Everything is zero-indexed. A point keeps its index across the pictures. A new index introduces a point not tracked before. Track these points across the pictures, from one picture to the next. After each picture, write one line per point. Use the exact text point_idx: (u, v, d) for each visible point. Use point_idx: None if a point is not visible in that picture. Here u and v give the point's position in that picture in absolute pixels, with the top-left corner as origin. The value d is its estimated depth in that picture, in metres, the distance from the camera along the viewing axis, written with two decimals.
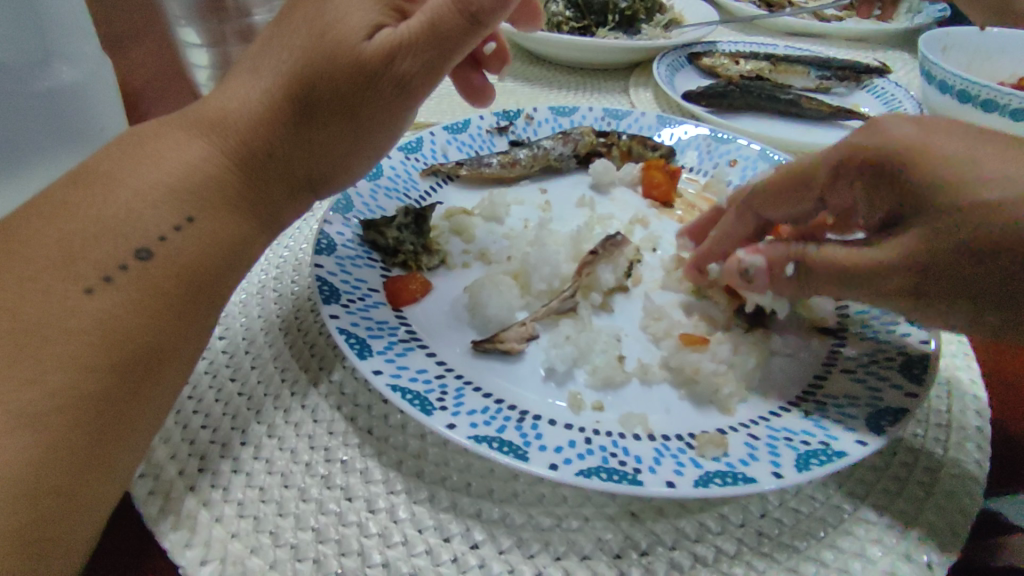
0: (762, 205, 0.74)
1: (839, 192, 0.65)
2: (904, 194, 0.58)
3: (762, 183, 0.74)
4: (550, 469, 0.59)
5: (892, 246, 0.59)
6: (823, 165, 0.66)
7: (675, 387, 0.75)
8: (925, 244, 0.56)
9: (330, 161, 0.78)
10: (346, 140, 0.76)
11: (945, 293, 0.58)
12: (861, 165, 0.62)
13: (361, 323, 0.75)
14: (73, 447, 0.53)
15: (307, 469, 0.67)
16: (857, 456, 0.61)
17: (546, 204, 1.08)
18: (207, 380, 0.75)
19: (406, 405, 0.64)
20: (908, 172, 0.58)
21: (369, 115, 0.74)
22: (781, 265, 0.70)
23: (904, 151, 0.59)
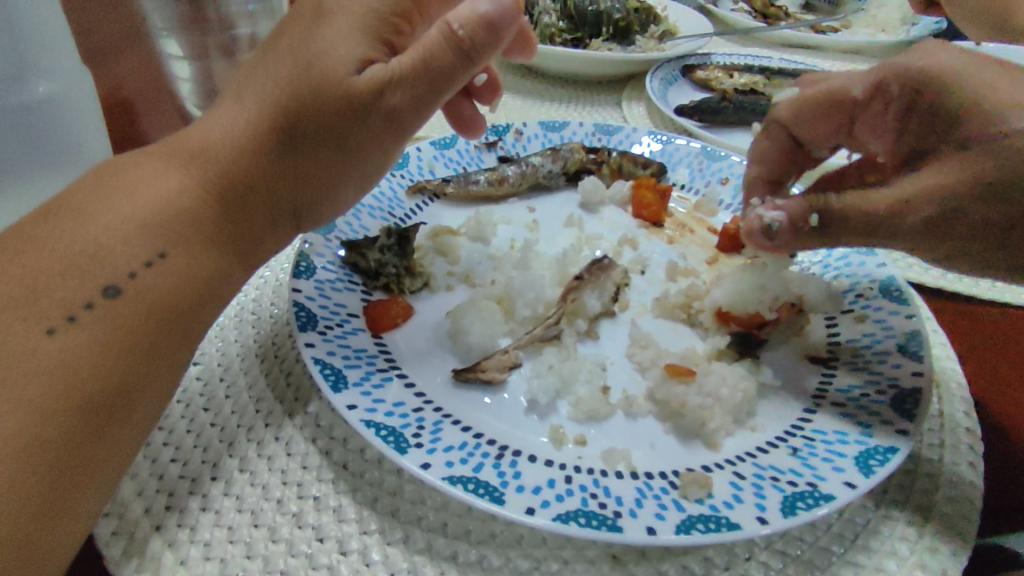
0: (805, 117, 0.83)
1: (870, 117, 0.73)
2: (936, 119, 0.64)
3: (807, 100, 0.81)
4: (527, 514, 0.57)
5: (904, 191, 0.65)
6: (862, 86, 0.73)
7: (660, 420, 0.73)
8: (962, 173, 0.62)
9: (314, 193, 0.76)
10: (331, 172, 0.74)
11: (974, 222, 0.63)
12: (901, 88, 0.67)
13: (338, 352, 0.73)
14: (28, 495, 0.51)
15: (279, 506, 0.65)
16: (845, 500, 0.59)
17: (533, 223, 1.06)
18: (180, 410, 0.73)
19: (379, 443, 0.62)
20: (939, 99, 0.64)
21: (356, 147, 0.72)
22: (804, 218, 0.71)
23: (937, 75, 0.65)
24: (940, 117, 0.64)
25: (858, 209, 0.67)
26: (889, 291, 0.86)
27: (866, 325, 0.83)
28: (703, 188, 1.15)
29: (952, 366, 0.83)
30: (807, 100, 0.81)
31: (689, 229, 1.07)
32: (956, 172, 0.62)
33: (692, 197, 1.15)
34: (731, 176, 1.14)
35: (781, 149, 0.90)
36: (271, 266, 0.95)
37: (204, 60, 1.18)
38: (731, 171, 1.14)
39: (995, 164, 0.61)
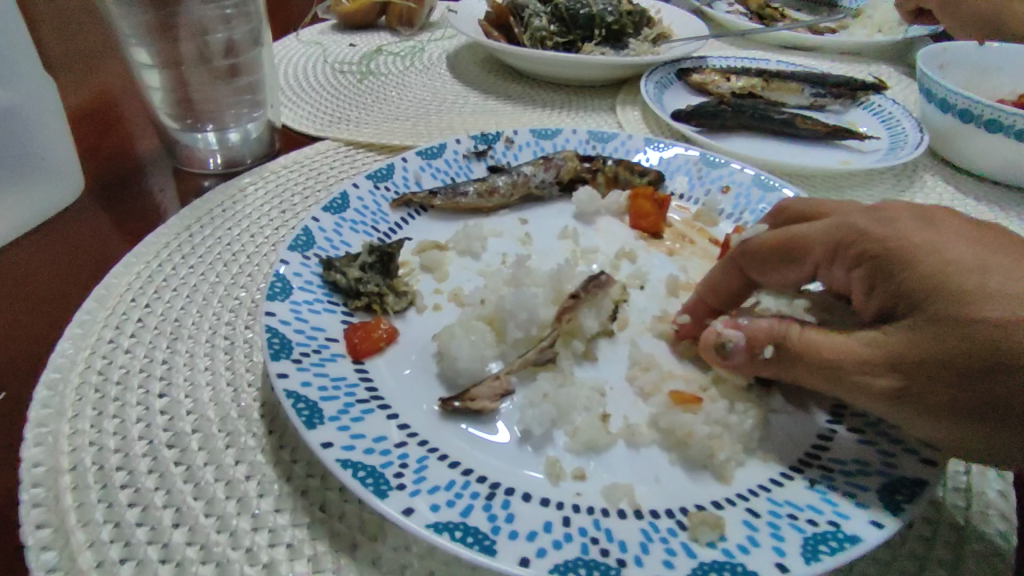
0: (750, 264, 0.73)
1: (837, 274, 0.65)
2: (900, 296, 0.57)
3: (754, 241, 0.72)
4: (520, 566, 0.51)
5: (874, 340, 0.58)
6: (819, 242, 0.66)
7: (665, 450, 0.67)
8: (923, 342, 0.54)
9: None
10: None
11: (959, 405, 0.54)
12: (862, 252, 0.61)
13: (313, 383, 0.67)
14: None
15: (248, 556, 0.58)
16: (871, 543, 0.54)
17: (525, 236, 1.00)
18: (142, 447, 0.67)
19: (356, 486, 0.56)
20: (904, 273, 0.57)
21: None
22: (760, 346, 0.66)
23: (904, 249, 0.58)
24: (907, 291, 0.57)
25: (821, 346, 0.61)
26: None
27: None
28: (703, 197, 1.10)
29: None
30: (768, 237, 0.71)
31: (689, 240, 1.02)
32: (923, 339, 0.54)
33: (691, 206, 1.09)
34: (733, 183, 1.08)
35: (732, 298, 0.78)
36: (247, 287, 0.90)
37: (176, 66, 1.09)
38: (732, 178, 1.09)
39: (961, 344, 0.52)
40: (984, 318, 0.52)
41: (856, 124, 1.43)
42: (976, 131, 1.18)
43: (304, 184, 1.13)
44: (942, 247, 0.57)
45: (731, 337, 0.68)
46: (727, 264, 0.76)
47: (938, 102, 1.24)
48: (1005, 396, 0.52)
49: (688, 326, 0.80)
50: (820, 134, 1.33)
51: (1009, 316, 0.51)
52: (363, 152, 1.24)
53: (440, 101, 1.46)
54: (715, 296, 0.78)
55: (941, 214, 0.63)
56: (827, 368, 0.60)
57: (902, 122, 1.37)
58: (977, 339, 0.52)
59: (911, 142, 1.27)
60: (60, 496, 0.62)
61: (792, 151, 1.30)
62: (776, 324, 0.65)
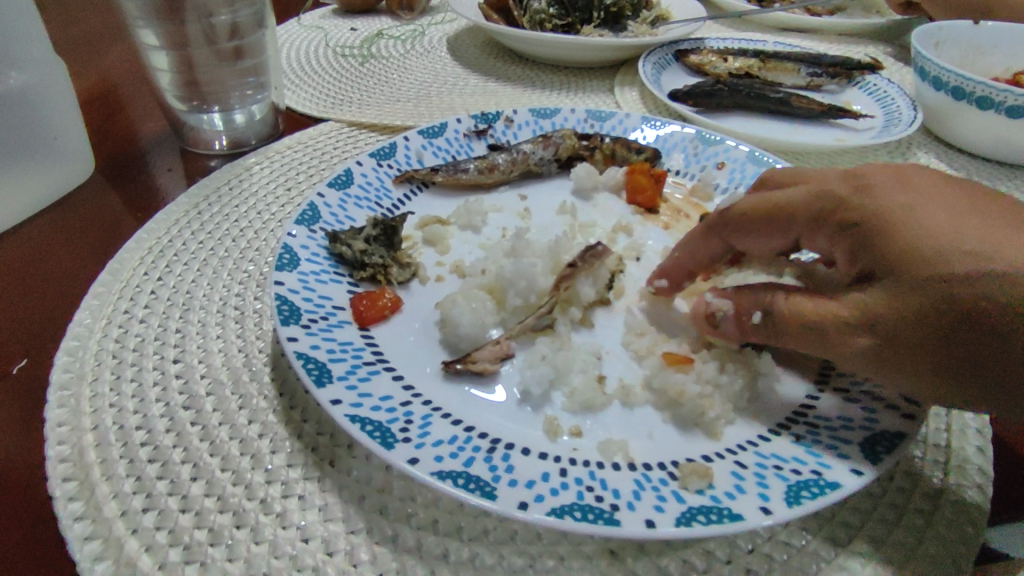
0: (733, 233, 0.74)
1: (818, 240, 0.66)
2: (877, 260, 0.59)
3: (735, 211, 0.73)
4: (519, 509, 0.54)
5: (854, 305, 0.60)
6: (800, 211, 0.67)
7: (659, 409, 0.70)
8: (898, 305, 0.56)
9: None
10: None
11: (934, 364, 0.57)
12: (842, 220, 0.63)
13: (322, 346, 0.70)
14: None
15: (262, 506, 0.62)
16: (851, 489, 0.57)
17: (524, 211, 1.03)
18: (160, 409, 0.71)
19: (364, 438, 0.59)
20: (881, 238, 0.59)
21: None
22: (747, 313, 0.69)
23: (882, 215, 0.60)
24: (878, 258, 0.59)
25: (802, 309, 0.64)
26: None
27: None
28: (699, 173, 1.12)
29: None
30: (751, 204, 0.71)
31: (684, 215, 1.05)
32: (898, 301, 0.57)
33: (687, 182, 1.12)
34: (728, 160, 1.11)
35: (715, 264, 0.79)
36: (255, 260, 0.93)
37: (183, 48, 1.11)
38: (727, 155, 1.11)
39: (934, 305, 0.55)
40: (954, 279, 0.54)
41: (852, 104, 1.45)
42: (968, 108, 1.21)
43: (309, 163, 1.15)
44: (914, 211, 0.60)
45: (720, 307, 0.72)
46: (709, 234, 0.77)
47: (931, 80, 1.26)
48: (978, 352, 0.54)
49: (668, 289, 0.83)
50: (816, 113, 1.35)
51: (979, 276, 0.54)
52: (365, 132, 1.26)
53: (441, 83, 1.48)
54: (700, 266, 0.79)
55: (916, 178, 0.65)
56: (810, 333, 0.63)
57: (896, 100, 1.39)
58: (949, 301, 0.54)
59: (905, 120, 1.29)
60: (83, 453, 0.65)
61: (787, 130, 1.32)
62: (761, 294, 0.68)
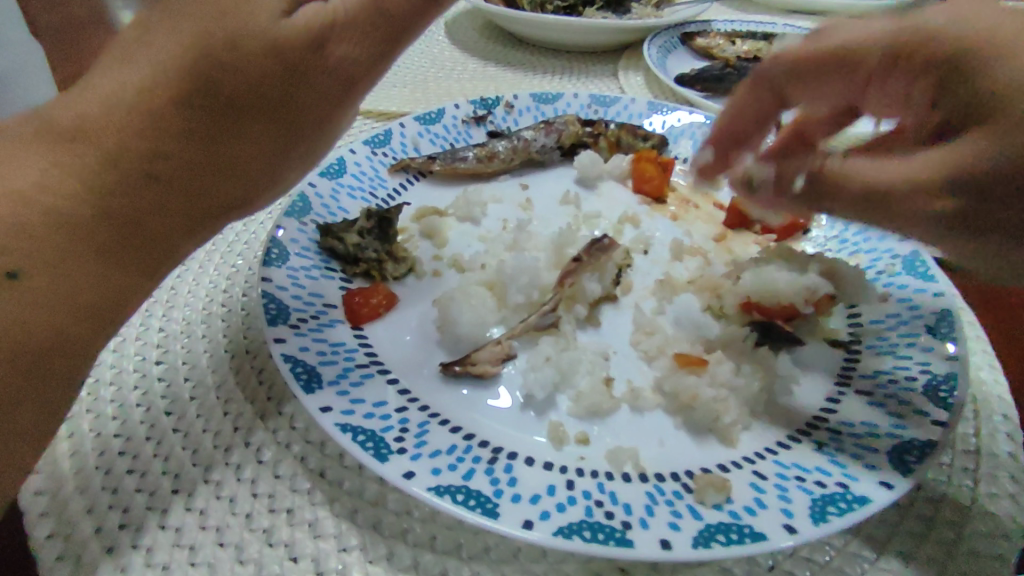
0: (790, 80, 0.62)
1: (895, 84, 0.54)
2: (976, 98, 0.48)
3: (796, 53, 0.61)
4: (523, 529, 0.50)
5: (938, 158, 0.49)
6: (876, 48, 0.54)
7: (670, 414, 0.66)
8: (998, 149, 0.46)
9: (227, 190, 0.62)
10: (261, 187, 0.65)
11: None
12: (927, 58, 0.51)
13: (311, 348, 0.66)
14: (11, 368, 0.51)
15: (247, 522, 0.58)
16: (880, 505, 0.53)
17: (526, 202, 0.98)
18: (140, 415, 0.66)
19: (356, 450, 0.55)
20: (987, 71, 0.48)
21: (307, 155, 0.67)
22: (791, 179, 0.63)
23: (987, 42, 0.48)
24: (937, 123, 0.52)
25: (862, 173, 0.56)
26: (913, 266, 0.81)
27: (889, 305, 0.77)
28: None
29: (984, 347, 0.75)
30: (790, 60, 0.61)
31: (694, 205, 1.00)
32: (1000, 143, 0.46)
33: None
34: None
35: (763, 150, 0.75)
36: (244, 254, 0.88)
37: None
38: None
39: None
40: None
41: None
42: None
43: None
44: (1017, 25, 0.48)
45: (760, 172, 0.68)
46: (761, 85, 0.65)
47: None
48: None
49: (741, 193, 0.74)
50: None
51: None
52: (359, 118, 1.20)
53: (439, 68, 1.42)
54: (747, 156, 0.72)
55: None
56: (870, 201, 0.54)
57: None
58: None
59: None
60: (57, 463, 0.61)
61: None
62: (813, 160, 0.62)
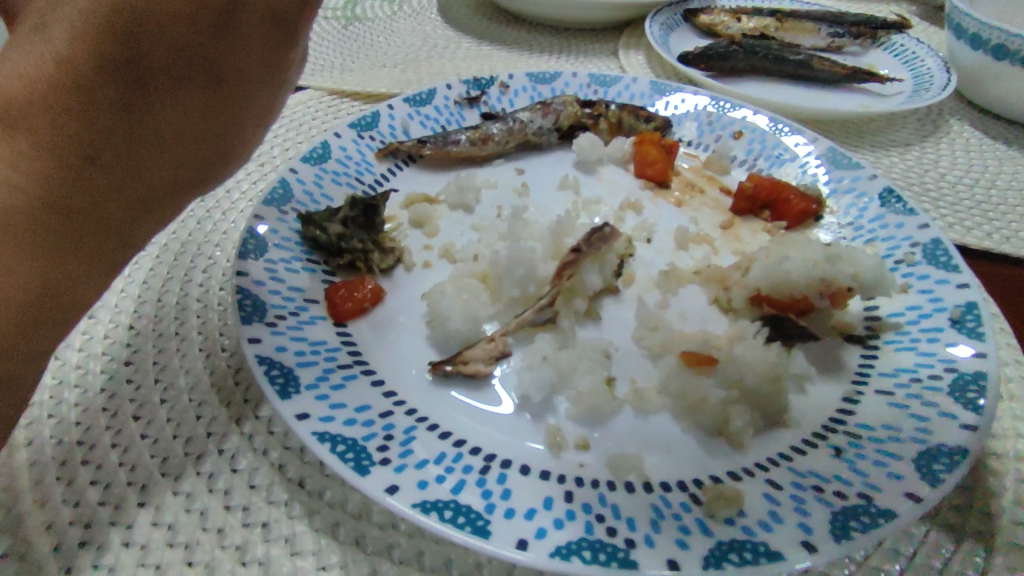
0: None
1: None
2: None
3: None
4: (517, 550, 0.46)
5: None
6: None
7: (676, 417, 0.61)
8: None
9: (176, 164, 0.57)
10: (215, 160, 0.60)
11: None
12: None
13: (289, 348, 0.61)
14: None
15: (219, 538, 0.53)
16: (907, 519, 0.48)
17: (522, 187, 0.93)
18: (106, 420, 0.61)
19: (334, 462, 0.50)
20: None
21: (259, 116, 0.62)
22: None
23: None
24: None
25: None
26: (935, 255, 0.76)
27: (909, 298, 0.72)
28: (714, 143, 1.02)
29: (1010, 341, 0.71)
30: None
31: (699, 189, 0.95)
32: None
33: (701, 153, 1.01)
34: (745, 128, 1.00)
35: None
36: (222, 245, 0.83)
37: None
38: (745, 124, 1.00)
39: None
40: None
41: (877, 67, 1.33)
42: (1010, 69, 1.10)
43: (284, 135, 1.03)
44: None
45: None
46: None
47: (968, 39, 1.15)
48: None
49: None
50: (838, 76, 1.23)
51: None
52: (347, 100, 1.14)
53: (431, 47, 1.36)
54: None
55: None
56: None
57: (926, 62, 1.27)
58: None
59: (938, 84, 1.18)
60: (15, 475, 0.57)
61: (808, 96, 1.21)
62: None
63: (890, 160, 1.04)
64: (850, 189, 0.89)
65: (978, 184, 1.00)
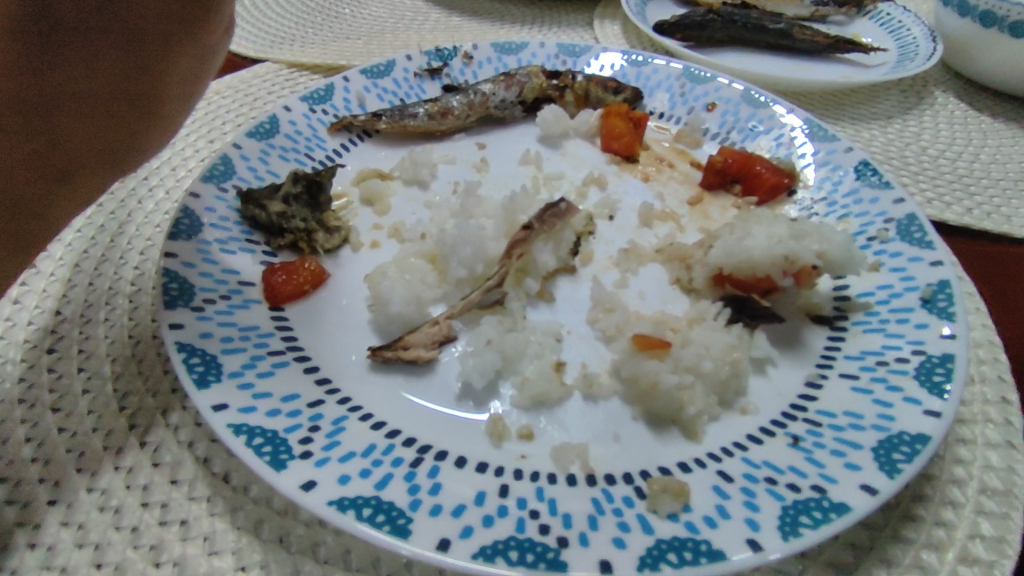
0: None
1: None
2: None
3: None
4: (438, 550, 0.42)
5: None
6: None
7: (627, 403, 0.58)
8: None
9: (94, 139, 0.50)
10: (141, 131, 0.52)
11: None
12: None
13: (215, 334, 0.57)
14: None
15: (132, 537, 0.50)
16: (861, 512, 0.45)
17: (481, 162, 0.88)
18: (21, 412, 0.58)
19: (249, 457, 0.47)
20: None
21: (188, 78, 0.53)
22: None
23: None
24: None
25: None
26: (909, 231, 0.72)
27: (880, 276, 0.69)
28: (686, 116, 0.97)
29: (983, 321, 0.67)
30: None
31: (668, 164, 0.90)
32: None
33: (672, 127, 0.97)
34: (719, 100, 0.95)
35: None
36: (161, 225, 0.78)
37: None
38: (718, 95, 0.95)
39: None
40: None
41: (861, 36, 1.27)
42: (998, 37, 1.05)
43: (235, 109, 0.98)
44: None
45: None
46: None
47: (956, 5, 1.10)
48: None
49: None
50: (820, 46, 1.18)
51: None
52: (304, 72, 1.09)
53: (398, 18, 1.30)
54: None
55: None
56: None
57: (912, 30, 1.21)
58: None
59: (924, 53, 1.13)
60: None
61: (788, 67, 1.16)
62: None
63: (870, 134, 0.99)
64: (825, 162, 0.85)
65: (960, 157, 0.95)
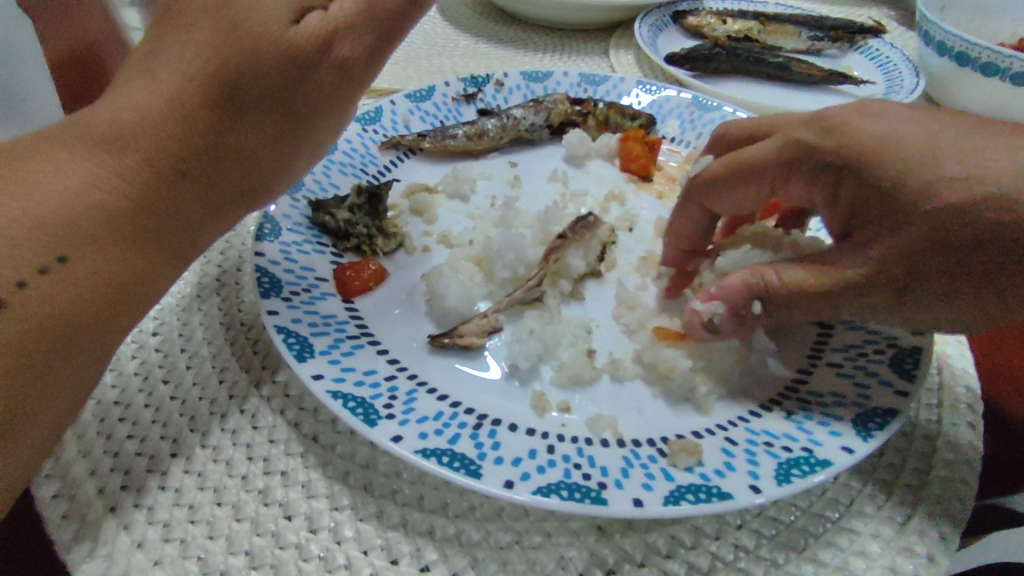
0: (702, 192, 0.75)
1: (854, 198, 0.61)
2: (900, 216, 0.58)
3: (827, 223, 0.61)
4: (504, 488, 0.53)
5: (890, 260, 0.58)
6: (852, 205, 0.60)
7: (649, 384, 0.69)
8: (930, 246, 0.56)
9: (240, 177, 0.70)
10: (272, 175, 0.73)
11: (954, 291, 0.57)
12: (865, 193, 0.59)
13: (303, 320, 0.68)
14: (95, 309, 0.59)
15: (244, 483, 0.61)
16: (841, 467, 0.56)
17: (514, 179, 1.00)
18: (138, 383, 0.68)
19: (346, 415, 0.58)
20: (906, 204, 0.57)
21: (316, 144, 0.75)
22: (746, 302, 0.65)
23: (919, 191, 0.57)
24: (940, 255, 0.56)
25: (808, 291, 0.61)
26: None
27: None
28: (695, 140, 1.09)
29: None
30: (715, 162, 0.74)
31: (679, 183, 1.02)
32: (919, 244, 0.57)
33: (683, 150, 1.09)
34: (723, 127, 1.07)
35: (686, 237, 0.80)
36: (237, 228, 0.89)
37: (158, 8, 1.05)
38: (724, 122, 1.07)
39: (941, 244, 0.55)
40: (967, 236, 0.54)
41: (852, 69, 1.40)
42: (972, 74, 1.17)
43: None
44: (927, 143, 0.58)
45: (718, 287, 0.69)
46: (684, 202, 0.78)
47: (936, 46, 1.22)
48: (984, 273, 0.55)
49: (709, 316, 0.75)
50: (815, 79, 1.31)
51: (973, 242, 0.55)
52: None
53: (430, 45, 1.42)
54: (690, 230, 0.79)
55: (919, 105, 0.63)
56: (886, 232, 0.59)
57: (898, 65, 1.34)
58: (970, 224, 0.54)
59: (908, 86, 1.25)
60: None
61: (787, 96, 1.28)
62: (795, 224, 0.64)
63: None
64: None
65: None
